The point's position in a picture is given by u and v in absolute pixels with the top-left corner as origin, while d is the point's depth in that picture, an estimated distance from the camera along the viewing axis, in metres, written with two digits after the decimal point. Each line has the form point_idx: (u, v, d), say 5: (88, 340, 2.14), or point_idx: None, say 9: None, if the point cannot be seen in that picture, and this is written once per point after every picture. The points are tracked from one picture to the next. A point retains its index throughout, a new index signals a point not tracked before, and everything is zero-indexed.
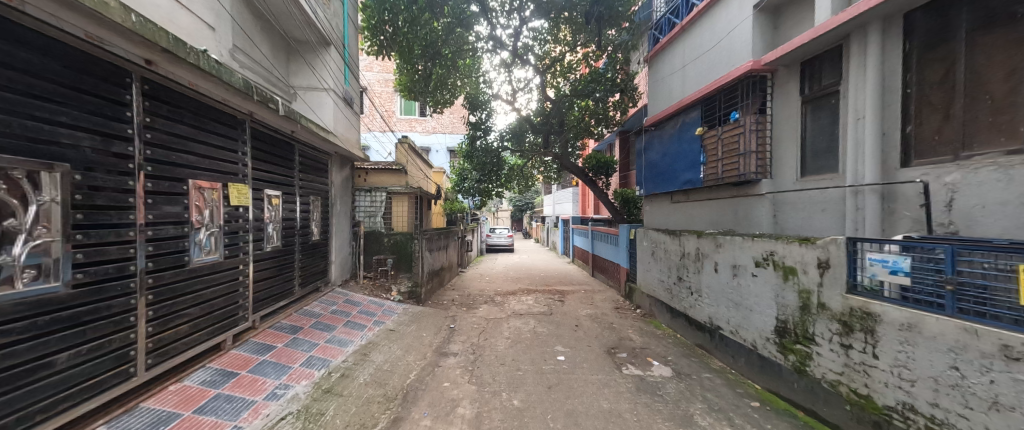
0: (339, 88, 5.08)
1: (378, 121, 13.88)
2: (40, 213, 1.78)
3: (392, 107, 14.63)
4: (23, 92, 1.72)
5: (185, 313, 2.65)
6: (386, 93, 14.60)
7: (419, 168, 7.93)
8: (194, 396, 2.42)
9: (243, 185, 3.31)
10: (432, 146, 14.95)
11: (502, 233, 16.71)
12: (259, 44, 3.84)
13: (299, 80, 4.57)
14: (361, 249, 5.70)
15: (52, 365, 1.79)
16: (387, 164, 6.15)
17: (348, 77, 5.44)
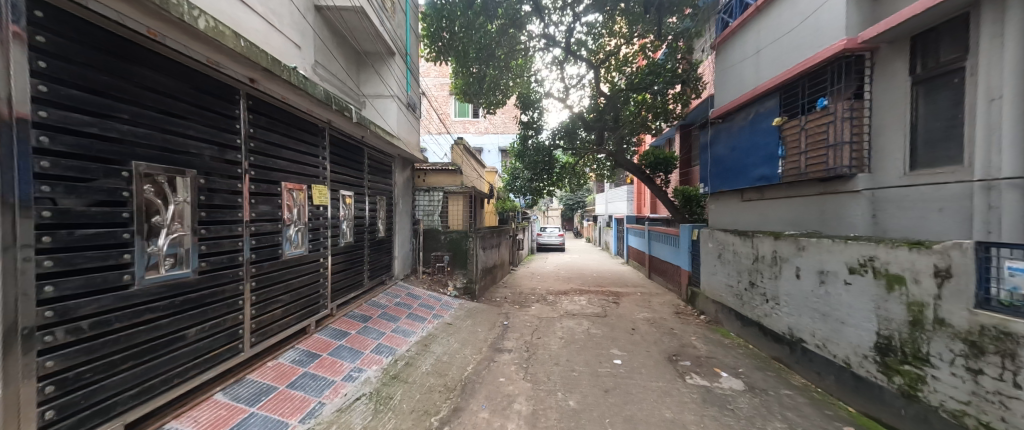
0: (402, 94, 5.41)
1: (435, 123, 14.59)
2: (174, 211, 2.16)
3: (447, 110, 15.31)
4: (161, 112, 2.10)
5: (279, 299, 3.01)
6: (442, 97, 15.29)
7: (473, 169, 8.20)
8: (287, 372, 2.76)
9: (323, 186, 3.67)
10: (484, 147, 15.37)
11: (553, 233, 16.64)
12: (336, 58, 4.24)
13: (368, 88, 4.95)
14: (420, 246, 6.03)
15: (184, 338, 2.18)
16: (444, 165, 6.41)
17: (410, 84, 5.79)
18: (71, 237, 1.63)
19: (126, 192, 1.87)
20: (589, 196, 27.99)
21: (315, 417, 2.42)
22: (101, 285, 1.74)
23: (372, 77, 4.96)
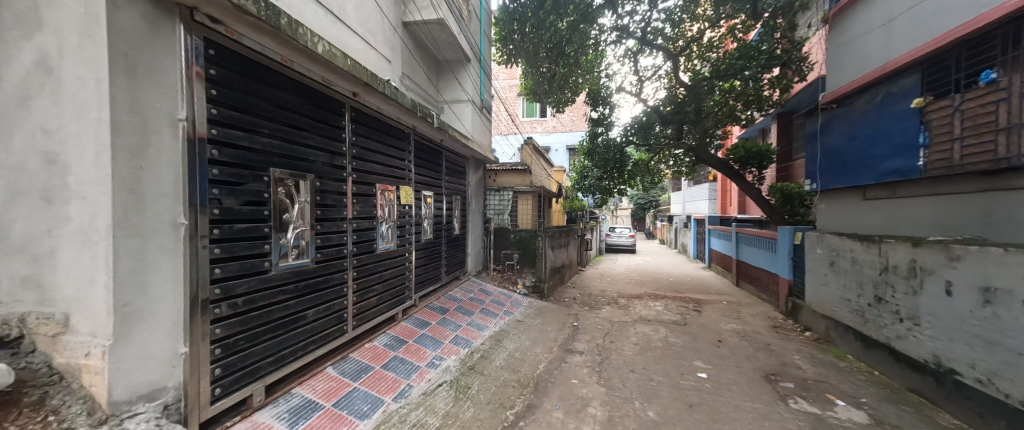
0: (477, 99, 5.65)
1: (504, 125, 14.96)
2: (298, 210, 2.58)
3: (516, 111, 15.62)
4: (289, 125, 2.53)
5: (374, 288, 3.38)
6: (511, 99, 15.64)
7: (541, 168, 8.26)
8: (381, 354, 3.08)
9: (409, 187, 4.01)
10: (552, 146, 15.34)
11: (624, 233, 15.95)
12: (419, 68, 4.59)
13: (446, 95, 5.27)
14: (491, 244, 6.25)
15: (303, 317, 2.59)
16: (514, 165, 6.58)
17: (484, 89, 6.03)
18: (230, 230, 2.09)
19: (266, 194, 2.31)
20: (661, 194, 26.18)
21: (405, 397, 2.67)
22: (250, 269, 2.20)
23: (450, 83, 5.27)
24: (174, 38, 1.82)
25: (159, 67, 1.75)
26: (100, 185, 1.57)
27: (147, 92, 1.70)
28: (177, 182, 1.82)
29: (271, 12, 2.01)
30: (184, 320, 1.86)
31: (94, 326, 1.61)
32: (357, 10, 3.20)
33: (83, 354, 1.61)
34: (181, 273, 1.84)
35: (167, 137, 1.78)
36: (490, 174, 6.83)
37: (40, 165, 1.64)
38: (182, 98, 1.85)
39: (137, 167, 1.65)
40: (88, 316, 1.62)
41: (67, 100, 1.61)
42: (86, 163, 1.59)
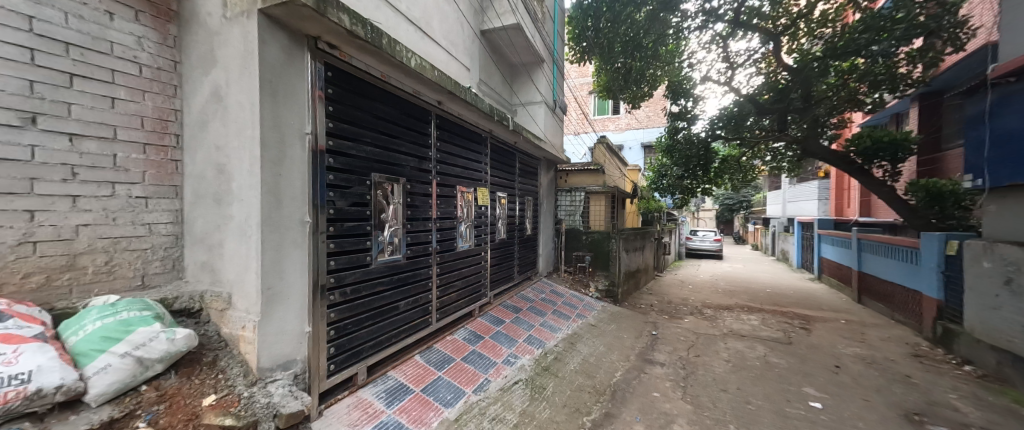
0: (549, 99, 5.66)
1: (574, 124, 14.74)
2: (393, 210, 2.86)
3: (587, 109, 15.28)
4: (387, 135, 2.81)
5: (454, 284, 3.59)
6: (582, 97, 15.34)
7: (615, 168, 7.99)
8: (461, 346, 3.25)
9: (486, 188, 4.18)
10: (625, 143, 14.78)
11: (708, 237, 14.54)
12: (495, 74, 4.75)
13: (520, 97, 5.38)
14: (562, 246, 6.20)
15: (396, 307, 2.87)
16: (587, 165, 6.47)
17: (556, 90, 6.00)
18: (341, 227, 2.41)
19: (369, 196, 2.62)
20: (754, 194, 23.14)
21: (484, 390, 2.78)
22: (355, 262, 2.52)
23: (525, 85, 5.36)
24: (303, 64, 2.17)
25: (293, 90, 2.09)
26: (253, 190, 1.92)
27: (284, 111, 2.04)
28: (304, 186, 2.16)
29: (375, 34, 2.28)
30: (308, 303, 2.21)
31: (247, 304, 1.99)
32: (441, 24, 3.44)
33: (241, 326, 2.01)
34: (307, 263, 2.19)
35: (298, 149, 2.12)
36: (561, 175, 6.71)
37: (214, 174, 2.09)
38: (309, 114, 2.19)
39: (278, 174, 2.00)
40: (243, 296, 2.00)
41: (231, 121, 2.01)
42: (243, 172, 1.97)
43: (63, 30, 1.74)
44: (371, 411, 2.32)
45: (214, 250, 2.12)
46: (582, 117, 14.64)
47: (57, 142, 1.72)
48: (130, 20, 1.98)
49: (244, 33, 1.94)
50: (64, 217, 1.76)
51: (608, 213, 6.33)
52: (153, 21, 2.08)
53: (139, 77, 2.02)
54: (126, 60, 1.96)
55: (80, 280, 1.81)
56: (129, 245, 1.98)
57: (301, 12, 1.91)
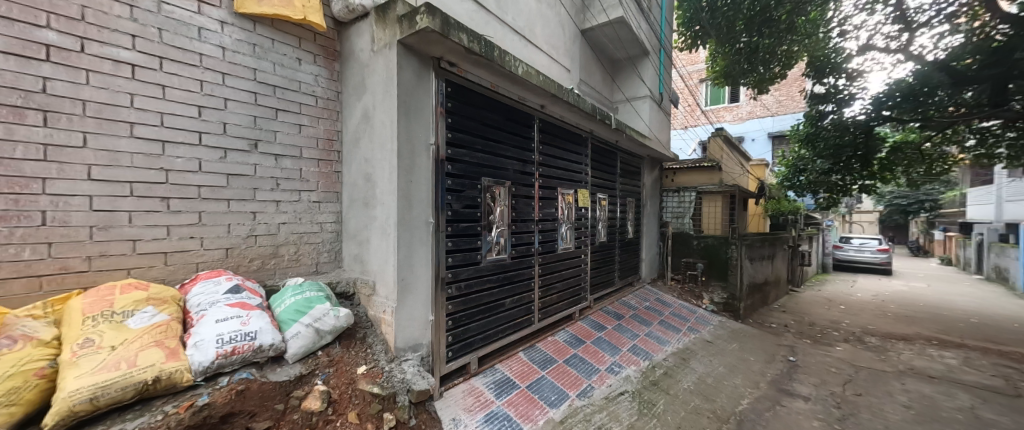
0: (655, 91, 5.31)
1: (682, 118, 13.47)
2: (500, 212, 3.02)
3: (697, 100, 13.78)
4: (495, 141, 2.99)
5: (555, 285, 3.60)
6: (691, 87, 13.93)
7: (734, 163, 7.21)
8: (562, 348, 3.25)
9: (586, 190, 4.10)
10: (746, 135, 12.94)
11: (869, 247, 11.52)
12: (596, 72, 4.67)
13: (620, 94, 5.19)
14: (668, 250, 5.82)
15: (503, 304, 3.02)
16: (698, 162, 6.10)
17: (663, 81, 5.58)
18: (457, 228, 2.66)
19: (479, 199, 2.82)
20: (945, 193, 17.38)
21: (588, 397, 2.71)
22: (469, 260, 2.74)
23: (630, 79, 5.12)
24: (430, 83, 2.45)
25: (421, 106, 2.38)
26: (391, 195, 2.26)
27: (414, 125, 2.34)
28: (429, 191, 2.45)
29: (487, 47, 2.44)
30: (431, 295, 2.49)
31: (386, 292, 2.34)
32: (544, 29, 3.51)
33: (382, 310, 2.37)
34: (430, 259, 2.47)
35: (424, 158, 2.41)
36: (667, 174, 6.42)
37: (363, 181, 2.52)
38: (433, 127, 2.47)
39: (409, 181, 2.30)
40: (384, 285, 2.36)
41: (376, 138, 2.40)
42: (384, 180, 2.32)
43: (272, 77, 2.32)
44: (482, 400, 2.48)
45: (363, 244, 2.55)
46: (690, 109, 13.31)
47: (268, 160, 2.33)
48: (311, 62, 2.51)
49: (387, 62, 2.29)
50: (271, 216, 2.35)
51: (725, 213, 5.68)
52: (325, 62, 2.59)
53: (315, 106, 2.56)
54: (308, 94, 2.51)
55: (280, 264, 2.39)
56: (308, 239, 2.54)
57: (429, 37, 2.17)
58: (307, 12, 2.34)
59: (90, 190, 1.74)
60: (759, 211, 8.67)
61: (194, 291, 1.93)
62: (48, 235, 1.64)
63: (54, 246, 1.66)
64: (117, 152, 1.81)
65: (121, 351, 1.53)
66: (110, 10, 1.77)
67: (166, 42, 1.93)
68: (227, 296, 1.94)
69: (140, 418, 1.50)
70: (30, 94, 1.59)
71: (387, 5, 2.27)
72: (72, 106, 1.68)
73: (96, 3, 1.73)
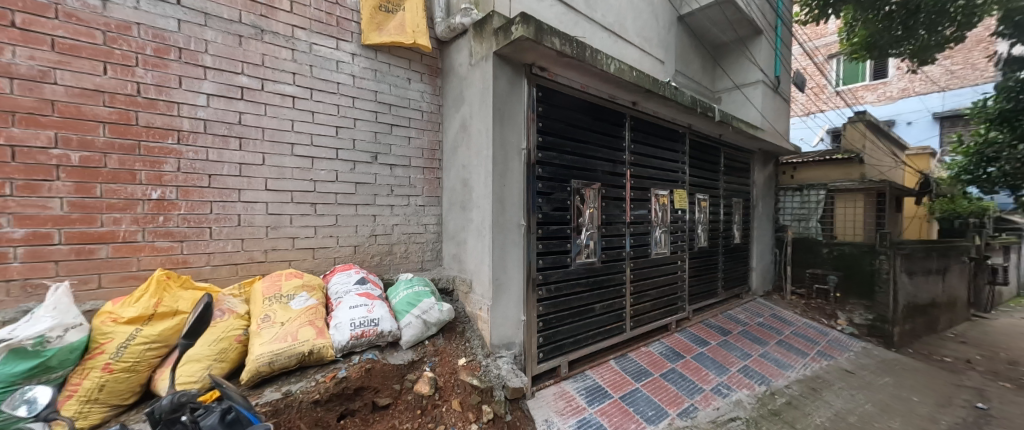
0: (770, 75, 4.67)
1: (802, 104, 11.52)
2: (590, 214, 2.95)
3: (824, 80, 11.61)
4: (585, 142, 2.93)
5: (648, 293, 3.38)
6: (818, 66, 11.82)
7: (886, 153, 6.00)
8: (658, 361, 3.02)
9: (683, 190, 3.77)
10: (898, 118, 10.47)
11: None
12: (696, 62, 4.32)
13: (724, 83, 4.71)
14: (787, 260, 5.27)
15: (593, 309, 2.94)
16: (830, 155, 5.50)
17: (779, 62, 4.86)
18: (548, 231, 2.68)
19: (569, 201, 2.80)
20: None
21: (692, 418, 2.46)
22: (558, 263, 2.74)
23: (739, 64, 4.63)
24: (522, 90, 2.53)
25: (514, 112, 2.46)
26: (487, 198, 2.38)
27: (508, 131, 2.43)
28: (521, 194, 2.52)
29: (580, 49, 2.40)
30: (523, 295, 2.55)
31: (482, 291, 2.47)
32: (635, 21, 3.34)
33: (478, 307, 2.52)
34: (522, 260, 2.54)
35: (516, 162, 2.49)
36: (787, 169, 5.68)
37: (461, 186, 2.72)
38: (525, 132, 2.53)
39: (503, 185, 2.40)
40: (480, 283, 2.50)
41: (473, 145, 2.56)
42: (480, 184, 2.47)
43: (388, 97, 2.66)
44: (574, 405, 2.44)
45: (461, 245, 2.74)
46: (815, 92, 11.27)
47: (385, 170, 2.67)
48: (419, 81, 2.80)
49: (483, 73, 2.43)
50: (387, 218, 2.69)
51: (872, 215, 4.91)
52: (429, 79, 2.86)
53: (421, 120, 2.84)
54: (416, 109, 2.80)
55: (394, 261, 2.72)
56: (416, 238, 2.84)
57: (523, 45, 2.23)
58: (416, 36, 2.62)
59: (267, 198, 2.22)
60: (923, 213, 7.24)
61: (334, 281, 2.32)
62: (240, 233, 2.15)
63: (245, 242, 2.16)
64: (283, 168, 2.27)
65: (288, 327, 1.92)
66: (280, 55, 2.24)
67: (314, 76, 2.36)
68: (355, 286, 2.28)
69: (300, 382, 1.87)
70: (233, 125, 2.10)
71: (484, 20, 2.40)
72: (256, 133, 2.17)
73: (271, 51, 2.20)
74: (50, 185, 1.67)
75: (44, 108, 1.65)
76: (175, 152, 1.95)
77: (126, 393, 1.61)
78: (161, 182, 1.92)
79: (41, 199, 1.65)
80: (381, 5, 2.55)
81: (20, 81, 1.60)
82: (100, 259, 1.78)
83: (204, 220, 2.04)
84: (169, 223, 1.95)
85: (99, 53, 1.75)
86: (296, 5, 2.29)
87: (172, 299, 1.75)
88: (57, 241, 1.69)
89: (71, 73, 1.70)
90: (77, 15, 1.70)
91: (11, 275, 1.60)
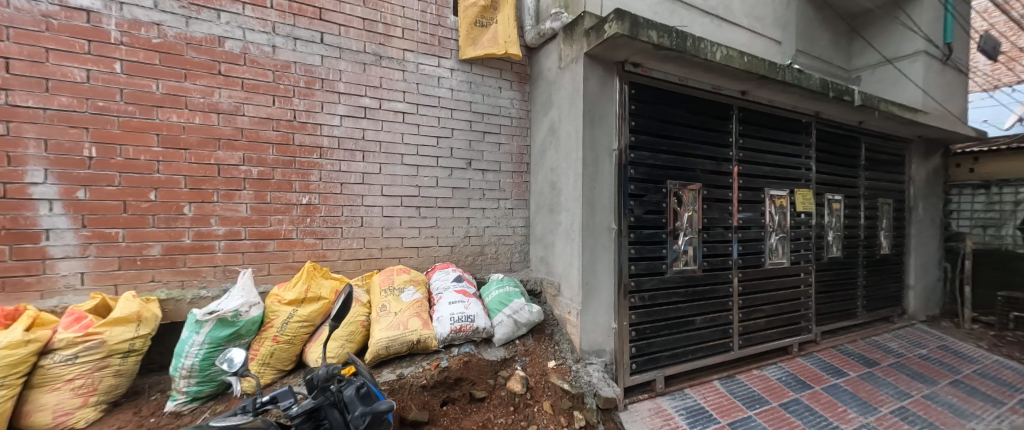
0: (938, 43, 3.75)
1: (984, 76, 8.88)
2: (689, 217, 2.70)
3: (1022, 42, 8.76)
4: (684, 140, 2.69)
5: (760, 308, 2.96)
6: (1012, 24, 8.99)
7: None
8: (776, 389, 2.60)
9: (808, 190, 3.22)
10: None
11: None
12: (827, 38, 3.69)
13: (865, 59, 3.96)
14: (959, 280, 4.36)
15: (693, 322, 2.69)
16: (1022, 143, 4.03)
17: (952, 26, 3.86)
18: (641, 235, 2.53)
19: (664, 203, 2.60)
20: None
21: None
22: (652, 269, 2.57)
23: (892, 34, 3.82)
24: (613, 89, 2.44)
25: (605, 113, 2.39)
26: (576, 201, 2.35)
27: (598, 133, 2.37)
28: (612, 197, 2.43)
29: (680, 39, 2.20)
30: (615, 302, 2.45)
31: (571, 294, 2.44)
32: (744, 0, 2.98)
33: (567, 311, 2.49)
34: (614, 265, 2.44)
35: (607, 164, 2.41)
36: (964, 161, 4.50)
37: (549, 189, 2.73)
38: (616, 132, 2.44)
39: (593, 188, 2.35)
40: (569, 287, 2.47)
41: (562, 148, 2.55)
42: (569, 187, 2.45)
43: (481, 106, 2.83)
44: (673, 424, 2.23)
45: (549, 248, 2.75)
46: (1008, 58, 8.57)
47: (478, 175, 2.84)
48: (509, 88, 2.92)
49: (573, 75, 2.41)
50: (479, 221, 2.86)
51: None
52: (519, 86, 2.96)
53: (510, 126, 2.95)
54: (506, 116, 2.92)
55: (486, 261, 2.88)
56: (505, 240, 2.96)
57: (616, 42, 2.14)
58: (507, 46, 2.72)
59: (382, 202, 2.54)
60: None
61: (434, 278, 2.54)
62: (363, 233, 2.49)
63: (367, 240, 2.51)
64: (395, 175, 2.57)
65: (400, 316, 2.16)
66: (393, 76, 2.54)
67: (420, 93, 2.63)
68: (453, 283, 2.46)
69: (411, 367, 2.08)
70: (359, 141, 2.46)
71: (575, 22, 2.38)
72: (375, 146, 2.51)
73: (386, 74, 2.52)
74: (239, 193, 2.16)
75: (236, 134, 2.15)
76: (318, 165, 2.36)
77: (287, 360, 1.99)
78: (308, 190, 2.33)
79: (234, 205, 2.15)
80: (476, 21, 2.71)
81: (223, 115, 2.11)
82: (270, 251, 2.25)
83: (338, 221, 2.42)
84: (314, 224, 2.36)
85: (270, 89, 2.22)
86: (406, 30, 2.58)
87: (317, 285, 2.11)
88: (243, 237, 2.18)
89: (253, 106, 2.18)
90: (256, 61, 2.18)
91: (217, 262, 2.12)
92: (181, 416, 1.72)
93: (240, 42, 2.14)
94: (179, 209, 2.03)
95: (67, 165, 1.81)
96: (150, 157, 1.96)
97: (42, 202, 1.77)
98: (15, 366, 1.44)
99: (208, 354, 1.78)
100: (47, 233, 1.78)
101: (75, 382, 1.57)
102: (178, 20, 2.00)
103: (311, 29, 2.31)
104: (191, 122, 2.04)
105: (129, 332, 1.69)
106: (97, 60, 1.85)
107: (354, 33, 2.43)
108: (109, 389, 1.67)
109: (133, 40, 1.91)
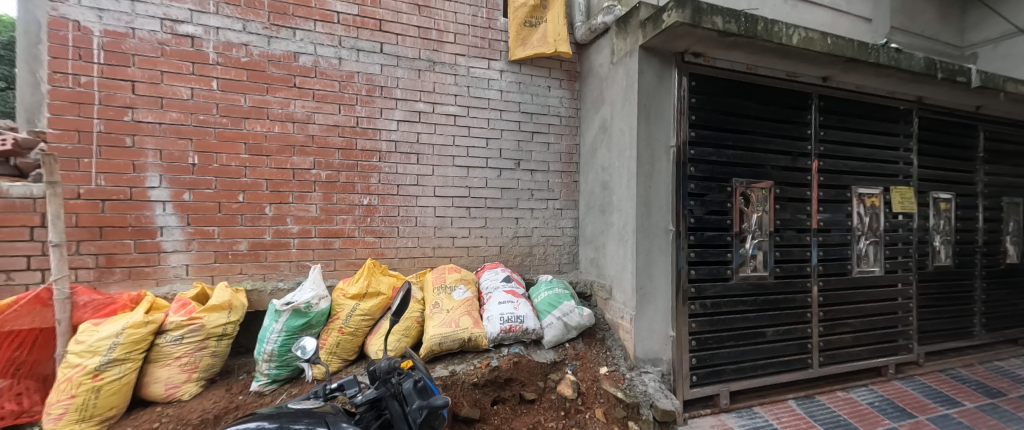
0: None
1: None
2: (758, 219, 2.46)
3: None
4: (753, 133, 2.46)
5: (846, 322, 2.61)
6: None
7: None
8: (868, 415, 2.25)
9: (907, 188, 2.79)
10: None
11: None
12: (934, 11, 3.18)
13: (984, 31, 3.38)
14: None
15: (763, 334, 2.44)
16: None
17: None
18: (702, 237, 2.35)
19: (729, 203, 2.39)
20: None
21: None
22: (716, 274, 2.37)
23: None
24: (672, 82, 2.29)
25: (662, 108, 2.26)
26: (630, 201, 2.25)
27: (654, 129, 2.24)
28: (669, 196, 2.29)
29: (750, 23, 2.01)
30: (673, 308, 2.30)
31: (624, 298, 2.34)
32: None
33: (619, 316, 2.39)
34: (671, 269, 2.29)
35: (664, 162, 2.27)
36: None
37: (600, 189, 2.65)
38: (674, 127, 2.28)
39: (649, 186, 2.23)
40: (622, 290, 2.37)
41: (614, 146, 2.46)
42: (622, 187, 2.34)
43: (531, 106, 2.82)
44: None
45: (600, 249, 2.67)
46: None
47: (527, 175, 2.83)
48: (558, 87, 2.88)
49: (628, 69, 2.30)
50: (527, 221, 2.84)
51: None
52: (569, 84, 2.91)
53: (560, 125, 2.91)
54: (555, 116, 2.89)
55: (535, 262, 2.86)
56: (554, 241, 2.92)
57: (677, 32, 2.01)
58: (557, 44, 2.69)
59: (435, 203, 2.63)
60: None
61: (483, 277, 2.58)
62: (417, 232, 2.60)
63: (420, 239, 2.61)
64: (447, 177, 2.65)
65: (453, 314, 2.22)
66: (446, 81, 2.62)
67: (471, 95, 2.68)
68: (503, 283, 2.48)
69: (463, 364, 2.12)
70: (414, 144, 2.57)
71: (630, 14, 2.28)
72: (429, 149, 2.60)
73: (439, 79, 2.61)
74: (310, 195, 2.36)
75: (308, 141, 2.34)
76: (378, 168, 2.50)
77: (351, 350, 2.13)
78: (369, 191, 2.48)
79: (306, 205, 2.35)
80: (526, 21, 2.71)
81: (297, 124, 2.32)
82: (336, 249, 2.42)
83: (395, 221, 2.55)
84: (374, 223, 2.50)
85: (337, 98, 2.39)
86: (458, 35, 2.65)
87: (376, 281, 2.23)
88: (314, 235, 2.37)
89: (323, 115, 2.37)
90: (325, 73, 2.36)
91: (292, 257, 2.34)
92: (263, 396, 1.90)
93: (312, 57, 2.33)
94: (261, 209, 2.26)
95: (176, 172, 2.09)
96: (239, 163, 2.21)
97: (157, 203, 2.07)
98: (138, 343, 1.69)
99: (285, 341, 1.94)
100: (160, 230, 2.08)
101: (181, 359, 1.80)
102: (262, 40, 2.23)
103: (373, 40, 2.46)
104: (271, 131, 2.26)
105: (222, 318, 1.91)
106: (199, 80, 2.12)
107: (411, 42, 2.54)
108: (207, 368, 1.89)
109: (226, 60, 2.17)
